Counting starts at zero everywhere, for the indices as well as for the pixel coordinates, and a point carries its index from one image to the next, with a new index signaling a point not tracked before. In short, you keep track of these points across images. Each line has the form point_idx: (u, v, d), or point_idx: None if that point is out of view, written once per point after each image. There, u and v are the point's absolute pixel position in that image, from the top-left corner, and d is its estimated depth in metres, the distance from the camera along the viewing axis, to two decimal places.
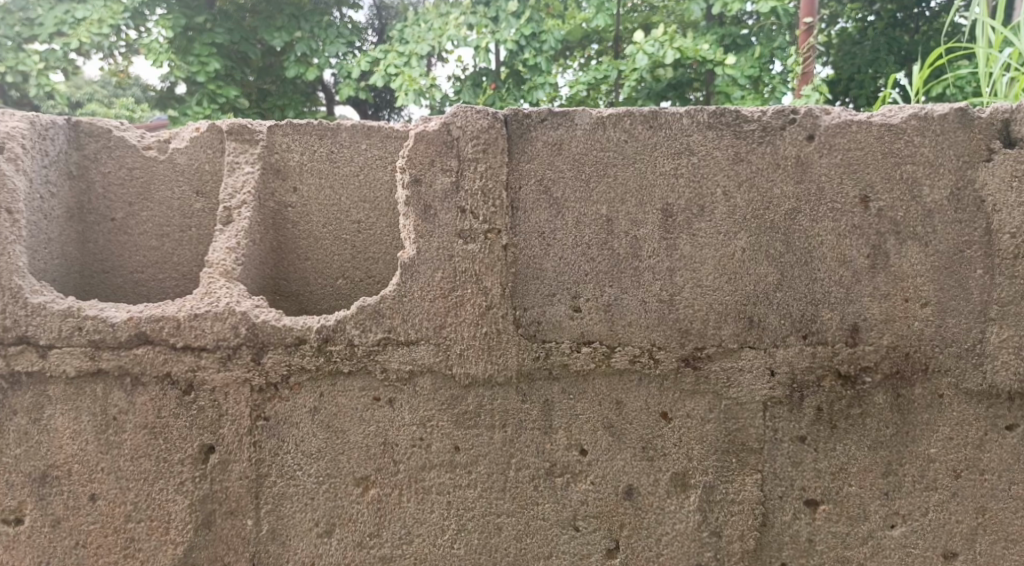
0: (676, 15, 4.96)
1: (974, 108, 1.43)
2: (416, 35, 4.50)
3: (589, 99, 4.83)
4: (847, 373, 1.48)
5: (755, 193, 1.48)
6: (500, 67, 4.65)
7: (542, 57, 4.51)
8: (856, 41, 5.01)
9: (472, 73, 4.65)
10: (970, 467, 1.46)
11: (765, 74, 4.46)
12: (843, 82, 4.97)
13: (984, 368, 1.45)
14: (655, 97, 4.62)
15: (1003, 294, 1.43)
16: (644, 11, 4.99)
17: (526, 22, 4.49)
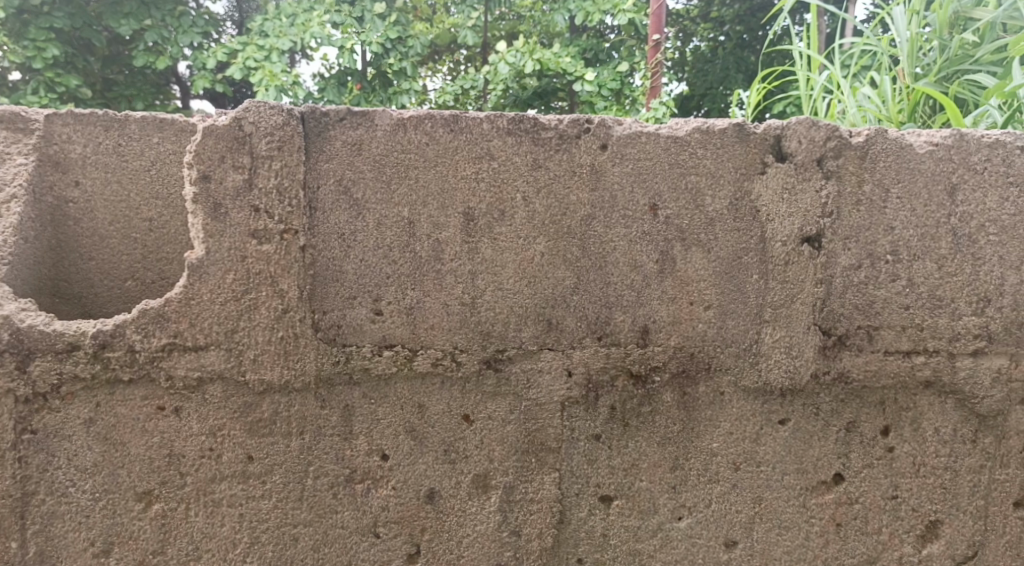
0: (541, 26, 5.04)
1: (751, 124, 1.54)
2: (278, 30, 4.35)
3: (456, 105, 4.80)
4: (638, 373, 1.56)
5: (553, 200, 1.52)
6: (366, 68, 4.55)
7: (408, 62, 4.49)
8: (708, 60, 5.39)
9: (335, 73, 4.53)
10: (748, 459, 1.58)
11: (626, 88, 4.64)
12: (697, 98, 5.39)
13: (760, 367, 1.57)
14: (521, 104, 4.70)
15: (776, 298, 1.56)
16: (511, 19, 5.06)
17: (391, 25, 4.46)
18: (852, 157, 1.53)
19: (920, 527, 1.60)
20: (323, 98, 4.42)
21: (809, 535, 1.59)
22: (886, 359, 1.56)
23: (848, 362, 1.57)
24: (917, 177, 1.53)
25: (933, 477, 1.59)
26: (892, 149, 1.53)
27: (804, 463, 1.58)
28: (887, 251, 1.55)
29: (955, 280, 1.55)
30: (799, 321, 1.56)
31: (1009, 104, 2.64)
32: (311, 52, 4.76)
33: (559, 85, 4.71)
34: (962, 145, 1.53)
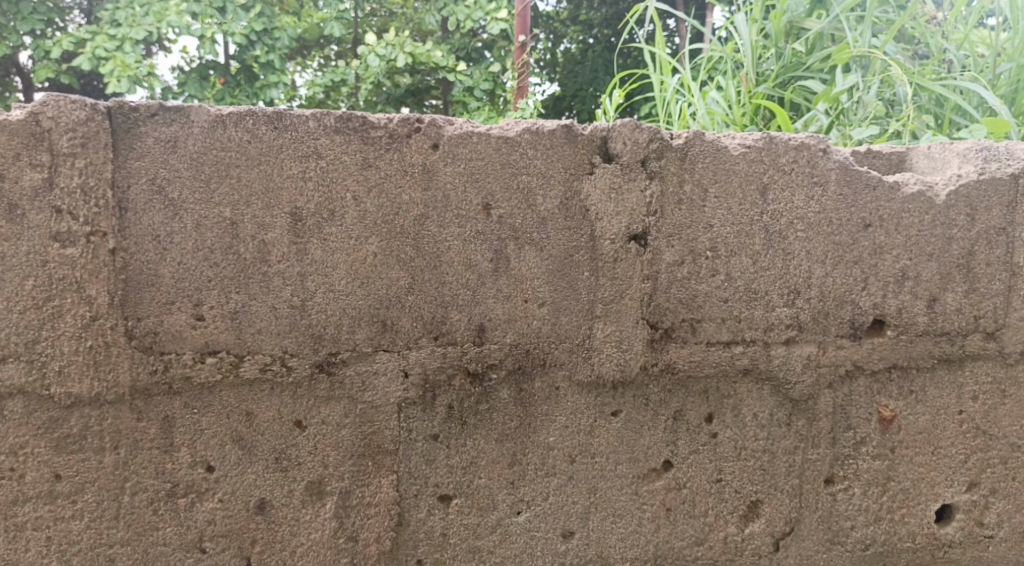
0: (413, 23, 4.94)
1: (579, 125, 1.59)
2: (132, 18, 4.03)
3: (326, 102, 4.70)
4: (475, 371, 1.58)
5: (385, 199, 1.50)
6: (230, 62, 4.36)
7: (275, 55, 4.31)
8: (578, 61, 5.53)
9: (196, 65, 4.33)
10: (583, 451, 1.64)
11: (499, 88, 4.68)
12: (567, 99, 5.46)
13: (592, 361, 1.63)
14: (394, 103, 4.61)
15: (606, 294, 1.62)
16: (382, 16, 4.98)
17: (255, 16, 4.23)
18: (673, 159, 1.62)
19: (742, 507, 1.70)
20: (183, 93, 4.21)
21: (641, 521, 1.67)
22: (707, 350, 1.67)
23: (674, 354, 1.66)
24: (732, 177, 1.64)
25: (753, 459, 1.70)
26: (709, 151, 1.63)
27: (636, 451, 1.66)
28: (706, 248, 1.64)
29: (768, 274, 1.67)
30: (628, 316, 1.63)
31: (833, 109, 2.86)
32: (170, 43, 4.54)
33: (432, 83, 4.63)
34: (771, 147, 1.64)
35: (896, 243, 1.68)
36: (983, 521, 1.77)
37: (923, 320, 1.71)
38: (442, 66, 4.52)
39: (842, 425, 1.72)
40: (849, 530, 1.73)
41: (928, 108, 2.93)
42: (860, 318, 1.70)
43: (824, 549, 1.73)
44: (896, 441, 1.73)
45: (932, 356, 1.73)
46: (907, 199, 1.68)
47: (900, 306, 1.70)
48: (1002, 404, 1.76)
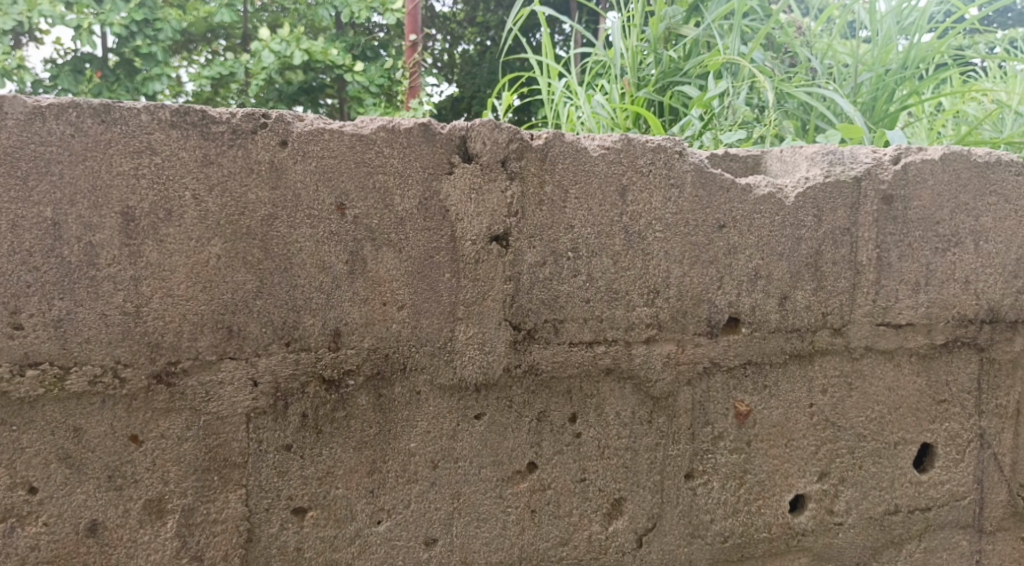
0: (307, 19, 4.63)
1: (437, 124, 1.56)
2: None
3: (214, 98, 4.38)
4: (330, 377, 1.52)
5: (228, 198, 1.42)
6: (108, 55, 4.10)
7: (158, 46, 4.07)
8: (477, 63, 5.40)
9: (71, 58, 4.03)
10: (446, 456, 1.61)
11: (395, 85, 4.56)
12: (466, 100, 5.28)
13: (455, 364, 1.60)
14: (287, 100, 4.37)
15: (467, 295, 1.60)
16: (275, 11, 4.66)
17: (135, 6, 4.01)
18: (533, 159, 1.62)
19: (606, 506, 1.72)
20: (56, 86, 3.92)
21: (505, 524, 1.65)
22: (570, 350, 1.68)
23: (537, 355, 1.66)
24: (591, 179, 1.65)
25: (616, 458, 1.72)
26: (569, 152, 1.63)
27: (500, 454, 1.64)
28: (568, 248, 1.65)
29: (628, 274, 1.69)
30: (490, 317, 1.62)
31: (706, 113, 2.94)
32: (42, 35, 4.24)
33: (326, 81, 4.46)
34: (628, 149, 1.67)
35: (748, 243, 1.75)
36: (833, 509, 1.85)
37: (775, 317, 1.78)
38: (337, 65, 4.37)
39: (701, 420, 1.77)
40: (709, 524, 1.78)
41: (794, 114, 3.06)
42: (716, 317, 1.76)
43: (685, 542, 1.77)
44: (751, 435, 1.79)
45: (784, 351, 1.80)
46: (758, 200, 1.75)
47: (753, 304, 1.77)
48: (849, 396, 1.85)
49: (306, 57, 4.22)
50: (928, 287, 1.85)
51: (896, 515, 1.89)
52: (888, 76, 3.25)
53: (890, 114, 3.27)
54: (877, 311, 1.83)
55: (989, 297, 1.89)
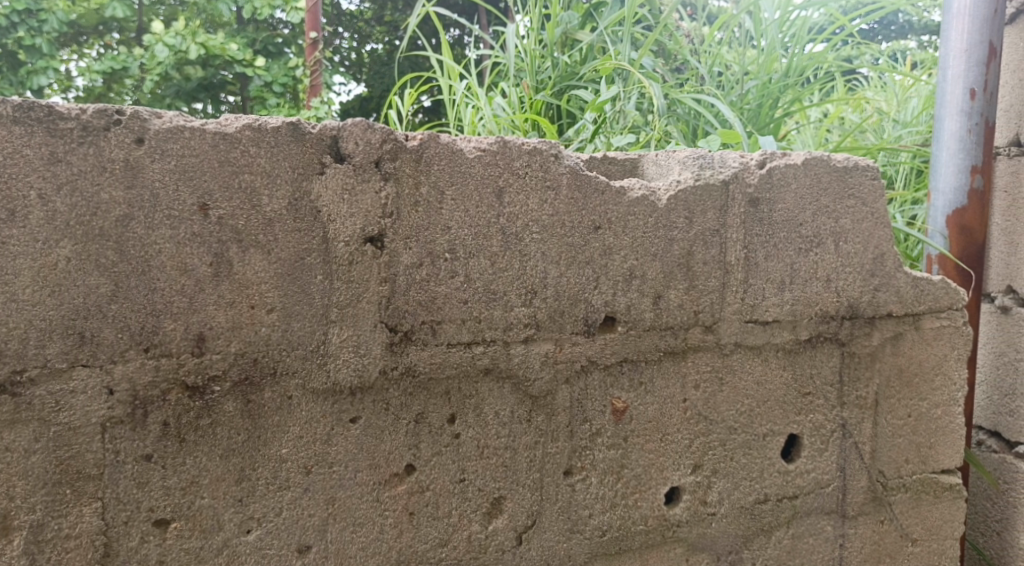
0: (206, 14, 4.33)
1: (306, 123, 1.54)
2: None
3: (107, 94, 4.08)
4: (193, 384, 1.47)
5: (79, 198, 1.35)
6: None
7: (42, 38, 3.85)
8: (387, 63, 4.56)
9: None
10: (319, 461, 1.58)
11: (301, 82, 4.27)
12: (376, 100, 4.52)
13: (328, 367, 1.58)
14: (184, 98, 4.06)
15: (341, 298, 1.58)
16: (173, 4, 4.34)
17: None
18: (408, 160, 1.61)
19: (485, 505, 1.73)
20: None
21: (382, 528, 1.64)
22: (448, 352, 1.68)
23: (414, 357, 1.65)
24: (468, 180, 1.66)
25: (496, 457, 1.73)
26: (444, 153, 1.64)
27: (376, 458, 1.63)
28: (445, 249, 1.65)
29: (506, 275, 1.71)
30: (365, 320, 1.60)
31: (598, 118, 3.01)
32: None
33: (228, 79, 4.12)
34: (505, 151, 1.69)
35: (623, 244, 1.80)
36: (706, 500, 1.93)
37: (649, 316, 1.84)
38: (237, 60, 4.07)
39: (579, 418, 1.81)
40: (587, 519, 1.82)
41: (683, 120, 3.17)
42: (593, 316, 1.80)
43: (564, 538, 1.81)
44: (628, 430, 1.85)
45: (658, 349, 1.87)
46: (632, 202, 1.80)
47: (628, 303, 1.83)
48: (721, 390, 1.93)
49: (202, 52, 3.96)
50: (792, 285, 1.95)
51: (766, 504, 1.98)
52: (772, 84, 3.40)
53: (775, 119, 3.43)
54: (745, 309, 1.92)
55: (849, 294, 2.00)
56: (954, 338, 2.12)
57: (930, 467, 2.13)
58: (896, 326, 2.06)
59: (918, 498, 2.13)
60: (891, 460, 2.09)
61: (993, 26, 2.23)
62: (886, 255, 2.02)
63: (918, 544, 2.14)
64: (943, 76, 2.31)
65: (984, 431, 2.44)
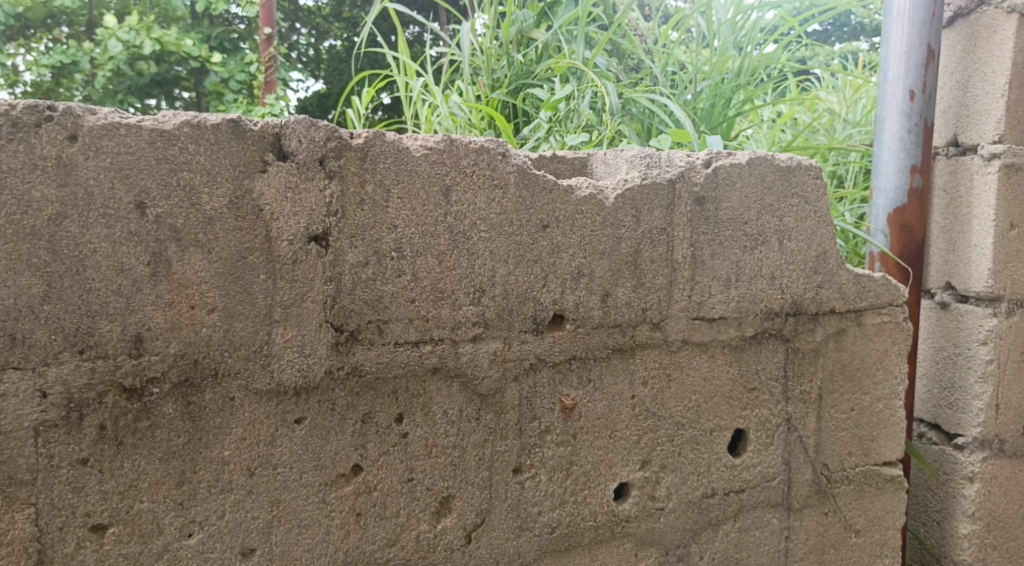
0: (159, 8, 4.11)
1: (247, 121, 1.52)
2: None
3: (55, 90, 3.83)
4: (132, 386, 1.44)
5: (8, 196, 1.31)
6: None
7: None
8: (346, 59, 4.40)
9: None
10: (263, 463, 1.57)
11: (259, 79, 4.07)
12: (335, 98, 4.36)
13: (271, 368, 1.56)
14: (136, 95, 3.86)
15: (285, 297, 1.56)
16: None
17: None
18: (353, 158, 1.60)
19: (434, 504, 1.73)
20: None
21: (329, 529, 1.63)
22: (395, 350, 1.67)
23: (360, 356, 1.64)
24: (414, 178, 1.66)
25: (445, 456, 1.73)
26: (390, 151, 1.63)
27: (322, 458, 1.62)
28: (391, 248, 1.65)
29: (453, 274, 1.71)
30: (310, 319, 1.58)
31: (553, 117, 3.02)
32: None
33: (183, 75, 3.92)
34: (451, 150, 1.69)
35: (571, 243, 1.81)
36: (655, 495, 1.95)
37: (597, 313, 1.86)
38: (193, 56, 3.86)
39: (528, 415, 1.82)
40: (536, 516, 1.83)
41: (637, 119, 3.20)
42: (541, 314, 1.81)
43: (514, 536, 1.81)
44: (576, 427, 1.86)
45: (606, 346, 1.88)
46: (580, 201, 1.82)
47: (576, 301, 1.84)
48: (668, 387, 1.96)
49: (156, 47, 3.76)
50: (738, 283, 1.99)
51: (713, 498, 2.01)
52: (725, 84, 3.45)
53: (727, 119, 3.47)
54: (692, 306, 1.95)
55: (793, 291, 2.05)
56: (895, 334, 2.18)
57: (872, 460, 2.19)
58: (838, 322, 2.11)
59: (862, 489, 2.18)
60: (835, 453, 2.14)
61: (931, 29, 2.30)
62: (828, 252, 2.07)
63: (861, 534, 2.19)
64: (884, 78, 2.36)
65: (924, 424, 2.50)
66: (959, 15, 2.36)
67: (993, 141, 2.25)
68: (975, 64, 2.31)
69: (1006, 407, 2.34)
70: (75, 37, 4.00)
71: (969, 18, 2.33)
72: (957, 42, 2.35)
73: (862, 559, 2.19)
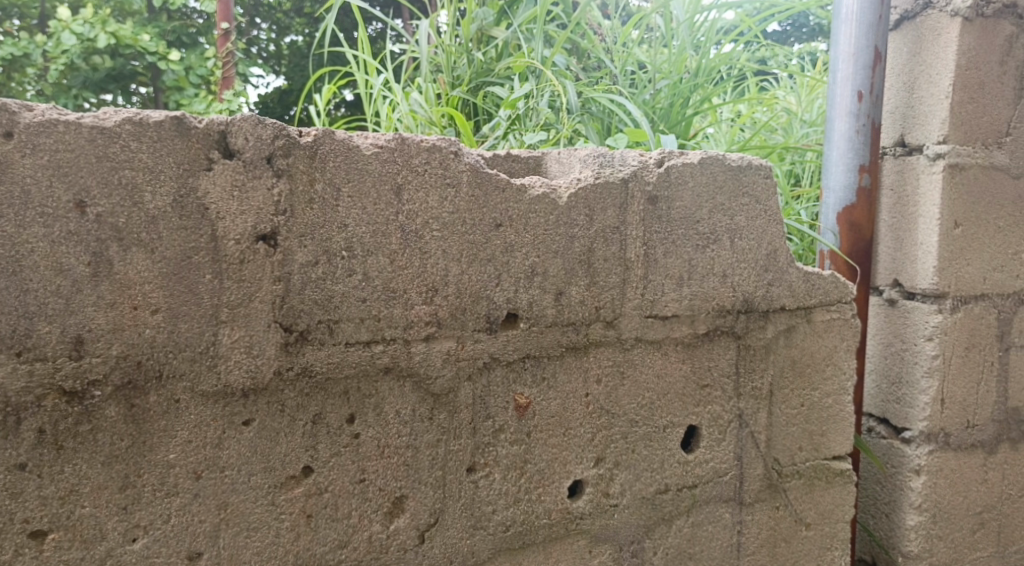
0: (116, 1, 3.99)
1: (192, 118, 1.49)
2: None
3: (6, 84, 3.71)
4: (72, 389, 1.41)
5: None
6: None
7: None
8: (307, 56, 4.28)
9: None
10: (210, 466, 1.54)
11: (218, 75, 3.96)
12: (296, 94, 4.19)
13: (218, 369, 1.54)
14: (91, 90, 3.74)
15: (232, 297, 1.54)
16: None
17: None
18: (302, 156, 1.59)
19: (386, 505, 1.72)
20: None
21: (279, 532, 1.62)
22: (346, 351, 1.65)
23: (310, 357, 1.63)
24: (365, 177, 1.64)
25: (397, 456, 1.72)
26: (340, 150, 1.62)
27: (271, 460, 1.60)
28: (342, 247, 1.63)
29: (405, 273, 1.70)
30: (258, 319, 1.56)
31: (511, 115, 3.03)
32: None
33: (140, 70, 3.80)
34: (403, 148, 1.68)
35: (524, 242, 1.82)
36: (609, 492, 1.97)
37: (551, 312, 1.87)
38: (150, 52, 3.76)
39: (482, 414, 1.81)
40: (490, 515, 1.83)
41: (597, 118, 3.21)
42: (495, 313, 1.81)
43: (467, 535, 1.81)
44: (531, 426, 1.87)
45: (560, 345, 1.89)
46: (533, 200, 1.82)
47: (530, 300, 1.84)
48: (622, 384, 1.97)
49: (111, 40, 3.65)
50: (690, 281, 2.01)
51: (666, 493, 2.04)
52: (683, 83, 3.48)
53: (686, 118, 3.49)
54: (645, 304, 1.97)
55: (744, 289, 2.08)
56: (844, 330, 2.22)
57: (822, 454, 2.23)
58: (788, 319, 2.15)
59: (812, 483, 2.22)
60: (786, 448, 2.18)
61: (879, 31, 2.34)
62: (778, 251, 2.11)
63: (812, 528, 2.23)
64: (834, 79, 2.40)
65: (874, 418, 2.56)
66: (906, 18, 2.41)
67: (938, 141, 2.30)
68: (921, 66, 2.36)
69: (951, 401, 2.40)
70: (27, 30, 3.88)
71: (915, 21, 2.38)
72: (904, 44, 2.41)
73: (812, 551, 2.23)
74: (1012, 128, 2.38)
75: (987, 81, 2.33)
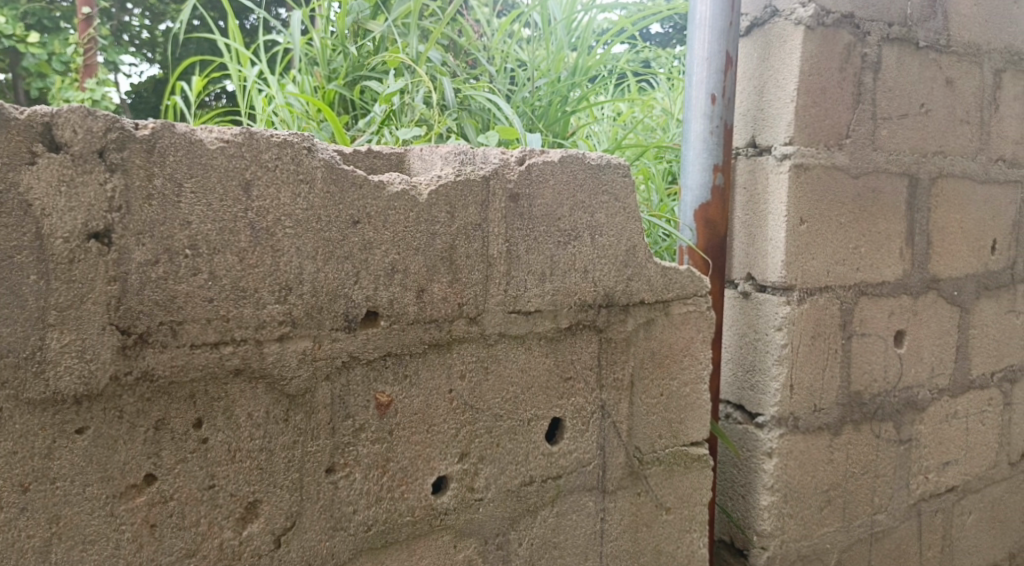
0: None
1: (11, 108, 1.40)
2: None
3: None
4: None
5: None
6: None
7: None
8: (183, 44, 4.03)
9: None
10: (39, 478, 1.46)
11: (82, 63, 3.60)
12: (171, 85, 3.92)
13: (47, 376, 1.45)
14: None
15: (60, 299, 1.45)
16: None
17: None
18: (138, 150, 1.51)
19: (239, 510, 1.67)
20: None
21: (119, 543, 1.55)
22: (191, 353, 1.59)
23: (151, 360, 1.56)
24: (209, 172, 1.58)
25: (250, 460, 1.68)
26: (181, 144, 1.55)
27: (109, 470, 1.53)
28: (185, 245, 1.56)
29: (256, 272, 1.65)
30: (91, 322, 1.48)
31: (386, 110, 3.00)
32: None
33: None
34: (251, 142, 1.63)
35: (384, 239, 1.80)
36: (473, 487, 1.99)
37: (412, 309, 1.86)
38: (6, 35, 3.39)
39: (340, 414, 1.79)
40: (351, 515, 1.81)
41: (475, 115, 3.23)
42: (353, 311, 1.78)
43: (326, 537, 1.79)
44: (392, 424, 1.85)
45: (422, 342, 1.89)
46: (391, 197, 1.80)
47: (390, 297, 1.83)
48: (486, 379, 1.99)
49: None
50: (552, 277, 2.06)
51: (530, 485, 2.08)
52: (561, 82, 3.55)
53: (564, 116, 3.53)
54: (508, 300, 2.00)
55: (605, 284, 2.14)
56: (700, 322, 2.33)
57: (680, 441, 2.33)
58: (648, 312, 2.23)
59: (671, 469, 2.32)
60: (646, 436, 2.26)
61: (729, 37, 2.46)
62: (637, 247, 2.18)
63: (671, 512, 2.33)
64: (689, 81, 2.51)
65: (730, 405, 2.69)
66: (755, 25, 2.54)
67: (784, 143, 2.44)
68: (769, 71, 2.50)
69: (800, 387, 2.56)
70: None
71: (763, 28, 2.52)
72: (754, 50, 2.54)
73: (672, 535, 2.33)
74: (851, 131, 2.56)
75: (828, 86, 2.49)
